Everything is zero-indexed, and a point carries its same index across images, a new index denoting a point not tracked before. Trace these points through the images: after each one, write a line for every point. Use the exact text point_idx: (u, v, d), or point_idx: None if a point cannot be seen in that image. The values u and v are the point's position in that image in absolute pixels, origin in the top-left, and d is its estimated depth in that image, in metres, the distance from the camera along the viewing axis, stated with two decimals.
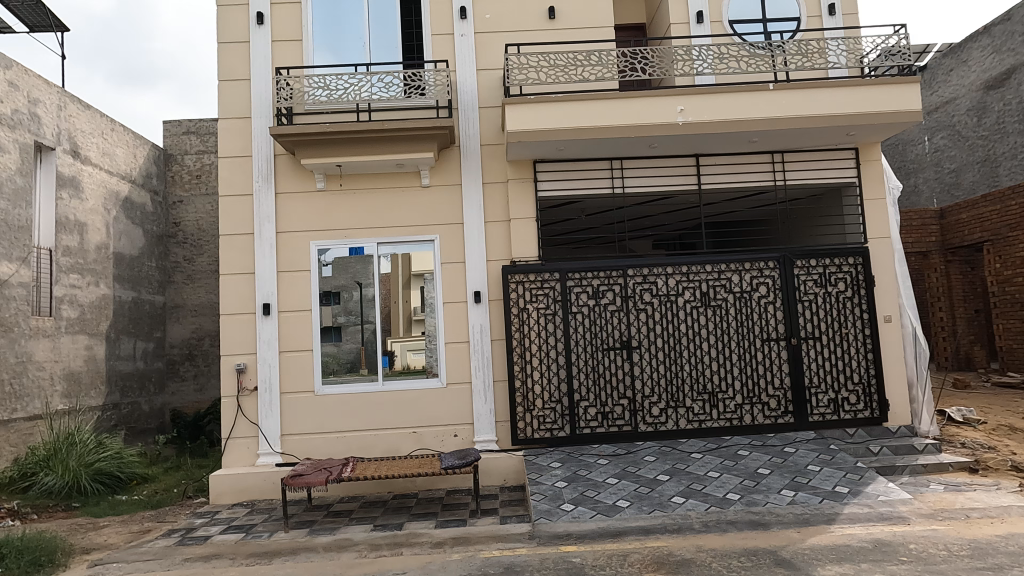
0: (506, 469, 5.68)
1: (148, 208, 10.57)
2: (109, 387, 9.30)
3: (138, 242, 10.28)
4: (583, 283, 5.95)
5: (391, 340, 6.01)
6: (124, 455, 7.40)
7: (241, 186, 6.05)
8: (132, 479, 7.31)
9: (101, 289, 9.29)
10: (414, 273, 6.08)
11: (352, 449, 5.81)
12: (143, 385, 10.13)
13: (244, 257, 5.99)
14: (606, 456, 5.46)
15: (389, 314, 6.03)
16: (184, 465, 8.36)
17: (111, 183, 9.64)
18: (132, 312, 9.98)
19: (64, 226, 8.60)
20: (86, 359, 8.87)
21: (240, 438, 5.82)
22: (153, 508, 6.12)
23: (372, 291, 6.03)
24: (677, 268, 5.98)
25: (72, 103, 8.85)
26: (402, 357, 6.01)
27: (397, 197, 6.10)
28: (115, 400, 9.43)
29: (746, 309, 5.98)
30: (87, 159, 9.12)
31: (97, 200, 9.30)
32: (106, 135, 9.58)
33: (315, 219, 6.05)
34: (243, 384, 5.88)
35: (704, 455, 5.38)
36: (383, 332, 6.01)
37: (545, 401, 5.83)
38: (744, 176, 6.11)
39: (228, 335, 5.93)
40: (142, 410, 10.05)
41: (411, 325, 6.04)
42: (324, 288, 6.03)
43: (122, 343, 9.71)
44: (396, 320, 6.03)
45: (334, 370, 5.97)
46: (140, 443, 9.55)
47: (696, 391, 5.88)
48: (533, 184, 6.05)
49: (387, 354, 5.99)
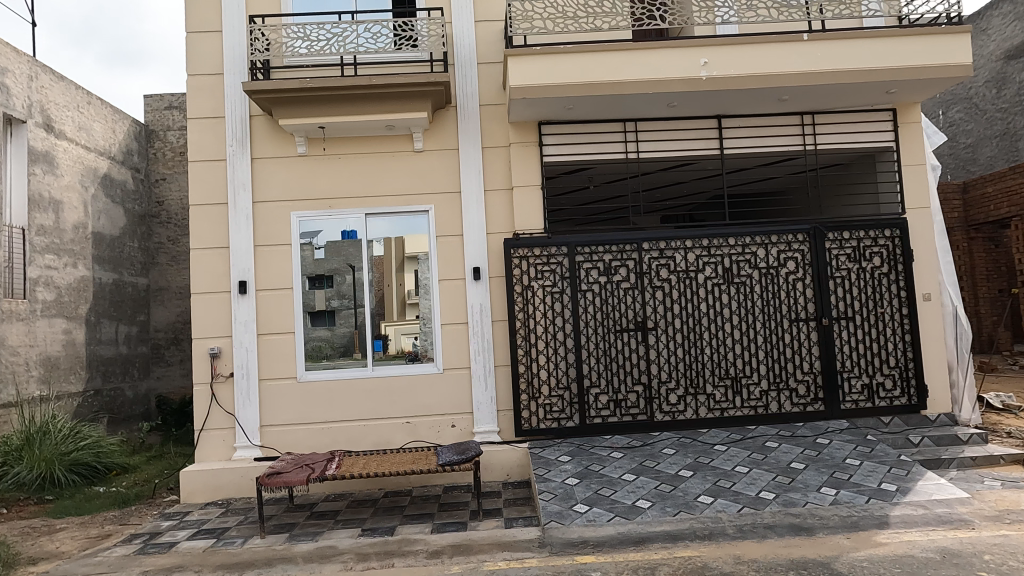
0: (509, 462, 5.14)
1: (130, 186, 9.91)
2: (89, 373, 8.71)
3: (119, 222, 9.64)
4: (593, 258, 5.38)
5: (383, 324, 5.46)
6: (103, 444, 6.84)
7: (213, 151, 5.44)
8: (111, 470, 6.76)
9: (79, 270, 8.65)
10: (408, 254, 5.50)
11: (340, 442, 5.27)
12: (126, 370, 9.53)
13: (217, 230, 5.40)
14: (620, 449, 4.93)
15: (382, 297, 5.49)
16: (167, 454, 7.81)
17: (88, 160, 8.96)
18: (113, 295, 9.35)
19: (37, 204, 7.95)
20: (65, 344, 8.27)
21: (214, 430, 5.27)
22: (127, 504, 5.45)
23: (364, 275, 5.46)
24: (697, 242, 5.41)
25: (44, 73, 8.14)
26: (396, 340, 5.47)
27: (388, 163, 5.50)
28: (96, 386, 8.84)
29: (772, 287, 5.42)
30: (62, 133, 8.44)
31: (73, 176, 8.64)
32: (82, 109, 8.88)
33: (296, 188, 5.45)
34: (218, 370, 5.31)
35: (729, 448, 4.85)
36: (375, 317, 5.46)
37: (552, 388, 5.29)
38: (771, 139, 5.53)
39: (201, 316, 5.34)
40: (126, 397, 9.46)
41: (405, 309, 5.50)
42: (313, 268, 5.46)
43: (103, 327, 9.10)
44: (390, 302, 5.50)
45: (321, 356, 5.40)
46: (122, 433, 8.96)
47: (718, 376, 5.35)
48: (539, 148, 5.46)
49: (380, 338, 5.45)
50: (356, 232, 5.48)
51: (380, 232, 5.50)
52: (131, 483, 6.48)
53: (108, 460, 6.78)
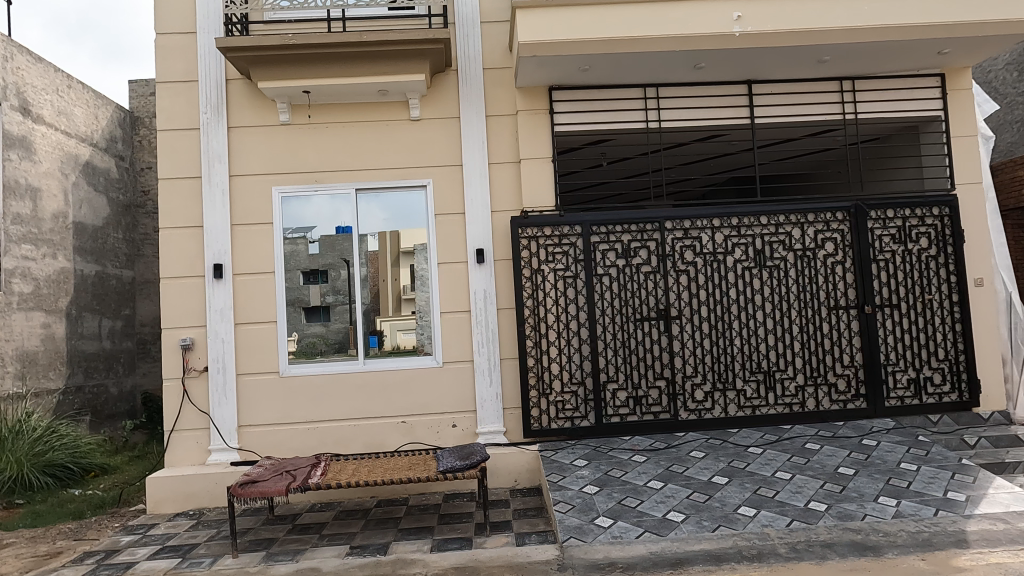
0: (518, 467, 4.59)
1: (113, 174, 9.19)
2: (70, 368, 8.11)
3: (103, 212, 8.96)
4: (610, 240, 4.83)
5: (378, 318, 4.91)
6: (81, 443, 6.28)
7: (184, 118, 4.85)
8: (90, 471, 6.19)
9: (60, 262, 8.04)
10: (404, 243, 4.94)
11: (328, 444, 4.72)
12: (111, 366, 8.89)
13: (190, 207, 4.82)
14: (642, 452, 4.40)
15: (377, 294, 4.93)
16: (152, 454, 7.22)
17: (68, 146, 8.32)
18: (97, 288, 8.74)
19: (12, 191, 7.33)
20: (44, 339, 7.69)
21: (186, 431, 4.70)
22: (100, 509, 4.88)
23: (358, 272, 4.93)
24: (726, 221, 4.85)
25: (20, 54, 7.46)
26: (391, 337, 4.90)
27: (380, 132, 4.93)
28: (78, 383, 8.23)
29: (809, 271, 4.87)
30: (39, 118, 7.78)
31: (53, 162, 8.01)
32: (62, 93, 8.22)
33: (277, 161, 4.87)
34: (190, 364, 4.74)
35: (765, 451, 4.32)
36: (369, 311, 4.91)
37: (565, 383, 4.75)
38: (807, 108, 4.98)
39: (171, 304, 4.77)
40: (111, 394, 8.83)
41: (401, 304, 4.93)
42: (306, 263, 4.90)
43: (85, 321, 8.49)
44: (386, 296, 4.93)
45: (315, 352, 4.85)
46: (106, 432, 8.34)
47: (748, 370, 4.82)
48: (549, 117, 4.90)
49: (374, 333, 4.90)
50: (349, 227, 4.91)
51: (374, 217, 4.94)
52: (110, 486, 5.91)
53: (87, 461, 6.21)
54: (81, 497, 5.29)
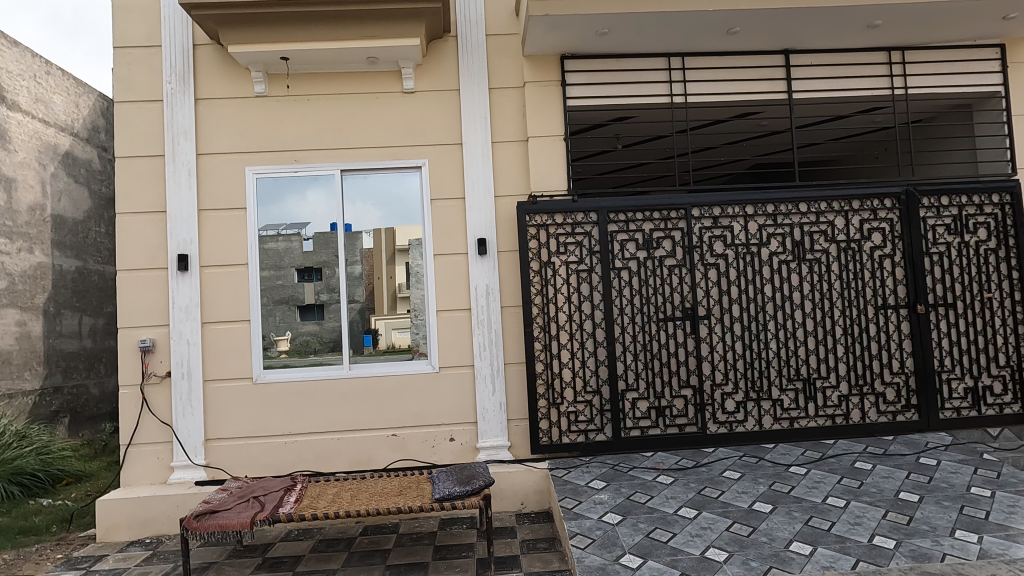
0: (525, 487, 4.02)
1: (96, 166, 8.53)
2: (47, 368, 7.46)
3: (84, 206, 8.30)
4: (630, 229, 4.25)
5: (373, 316, 4.35)
6: (52, 449, 5.64)
7: (145, 89, 4.26)
8: (62, 479, 5.54)
9: (36, 257, 7.40)
10: (401, 234, 4.38)
11: (308, 460, 4.15)
12: (92, 366, 8.24)
13: (152, 190, 4.23)
14: (668, 472, 3.84)
15: (372, 290, 4.36)
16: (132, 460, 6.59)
17: (47, 136, 7.61)
18: (77, 284, 8.08)
19: None
20: (17, 338, 7.06)
21: (146, 445, 4.11)
22: (65, 526, 4.27)
23: (359, 270, 4.36)
24: (760, 208, 4.29)
25: None
26: (387, 335, 4.33)
27: (368, 106, 4.34)
28: (56, 384, 7.58)
29: (854, 266, 4.31)
30: (15, 104, 7.08)
31: (30, 153, 7.31)
32: (40, 79, 7.50)
33: (251, 137, 4.29)
34: (150, 369, 4.15)
35: (810, 471, 3.76)
36: (359, 310, 4.34)
37: (577, 392, 4.18)
38: (850, 82, 4.41)
39: (129, 300, 4.17)
40: (92, 395, 8.17)
41: (396, 302, 4.36)
42: (300, 260, 4.35)
43: (65, 319, 7.85)
44: (380, 295, 4.36)
45: (308, 351, 4.28)
46: (84, 437, 7.68)
47: (786, 377, 4.25)
48: (560, 90, 4.32)
49: (368, 332, 4.33)
50: (336, 223, 4.34)
51: (367, 211, 4.37)
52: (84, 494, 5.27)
53: (57, 468, 5.54)
54: (46, 510, 4.67)
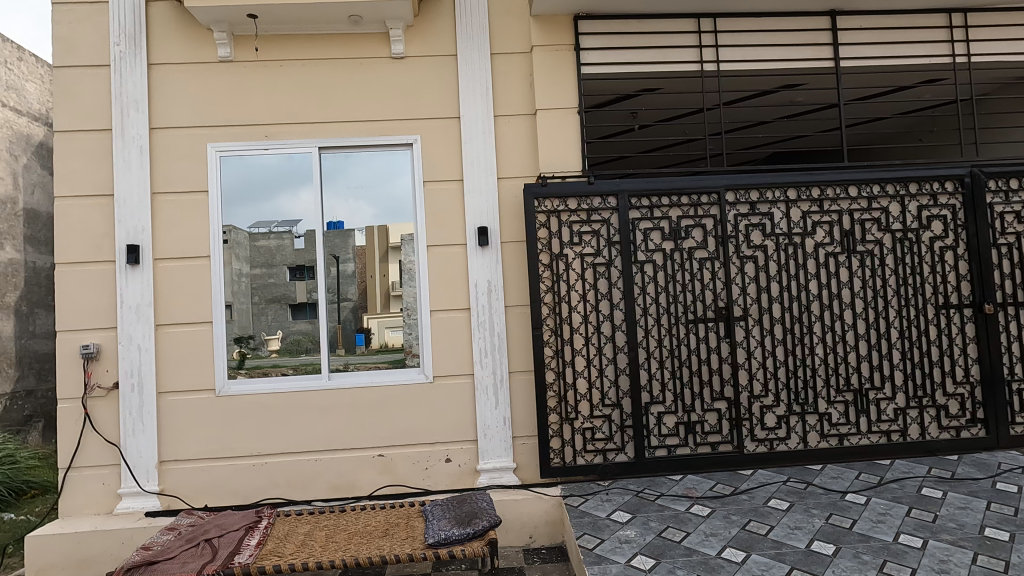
0: (534, 518, 3.43)
1: None
2: (20, 371, 6.77)
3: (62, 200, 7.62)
4: (655, 217, 3.67)
5: (365, 316, 3.77)
6: (20, 460, 4.99)
7: (88, 51, 3.63)
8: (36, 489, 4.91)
9: (6, 252, 6.71)
10: (394, 225, 3.80)
11: (280, 486, 3.55)
12: None
13: (98, 169, 3.62)
14: (703, 501, 3.26)
15: (365, 288, 3.78)
16: None
17: (19, 125, 6.93)
18: (53, 282, 7.40)
19: None
20: None
21: (90, 468, 3.51)
22: (9, 557, 3.65)
23: (351, 267, 3.78)
24: (804, 192, 3.71)
25: None
26: (378, 335, 3.76)
27: (350, 73, 3.74)
28: (30, 387, 6.86)
29: (912, 259, 3.74)
30: None
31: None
32: (10, 64, 6.82)
33: (214, 109, 3.68)
34: (94, 379, 3.54)
35: (870, 500, 3.18)
36: (346, 309, 3.76)
37: (594, 406, 3.60)
38: (905, 48, 3.83)
39: (72, 299, 3.55)
40: None
41: (389, 300, 3.78)
42: (292, 258, 3.76)
43: (40, 319, 7.16)
44: (372, 293, 3.78)
45: (300, 351, 3.71)
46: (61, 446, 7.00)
47: (835, 388, 3.69)
48: (574, 55, 3.73)
49: (361, 331, 3.76)
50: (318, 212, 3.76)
51: (360, 208, 3.80)
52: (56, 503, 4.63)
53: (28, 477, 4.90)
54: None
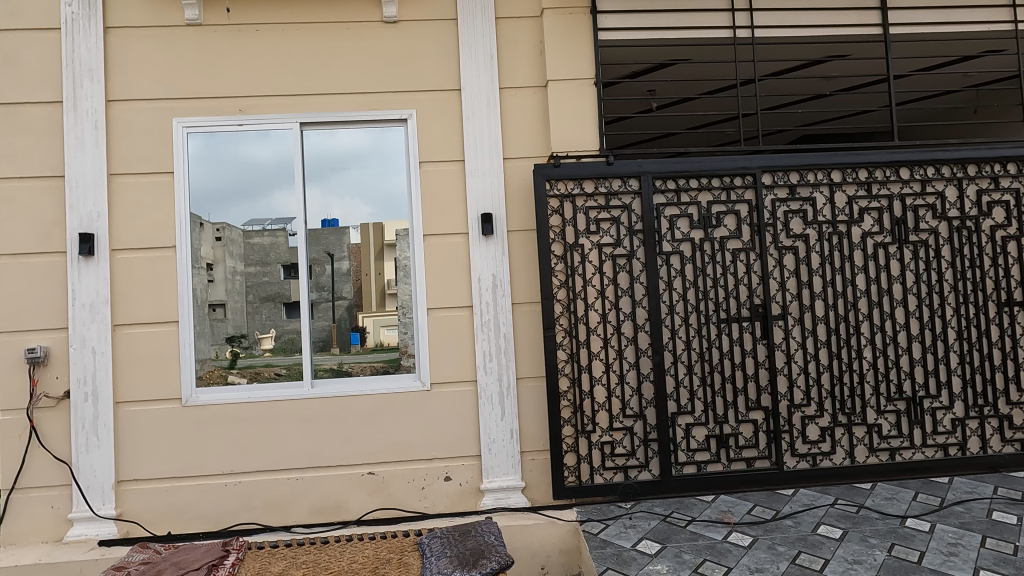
0: (547, 546, 3.01)
1: None
2: None
3: None
4: (682, 202, 3.24)
5: (359, 313, 3.33)
6: None
7: (36, 12, 3.17)
8: None
9: None
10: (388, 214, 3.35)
11: (254, 509, 3.11)
12: None
13: (47, 147, 3.16)
14: (742, 528, 2.83)
15: (360, 284, 3.33)
16: None
17: None
18: None
19: None
20: None
21: (38, 489, 3.06)
22: None
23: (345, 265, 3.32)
24: (850, 175, 3.29)
25: None
26: (375, 334, 3.31)
27: (335, 40, 3.29)
28: None
29: (971, 249, 3.31)
30: None
31: None
32: None
33: (179, 79, 3.23)
34: (41, 388, 3.08)
35: (936, 527, 2.75)
36: (337, 309, 3.32)
37: (614, 417, 3.17)
38: (962, 13, 3.40)
39: (19, 296, 3.10)
40: None
41: (386, 298, 3.33)
42: (287, 256, 3.30)
43: None
44: (368, 290, 3.33)
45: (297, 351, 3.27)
46: None
47: (885, 396, 3.26)
48: (589, 19, 3.29)
49: (354, 330, 3.31)
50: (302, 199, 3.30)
51: (354, 203, 3.36)
52: None
53: None
54: None
